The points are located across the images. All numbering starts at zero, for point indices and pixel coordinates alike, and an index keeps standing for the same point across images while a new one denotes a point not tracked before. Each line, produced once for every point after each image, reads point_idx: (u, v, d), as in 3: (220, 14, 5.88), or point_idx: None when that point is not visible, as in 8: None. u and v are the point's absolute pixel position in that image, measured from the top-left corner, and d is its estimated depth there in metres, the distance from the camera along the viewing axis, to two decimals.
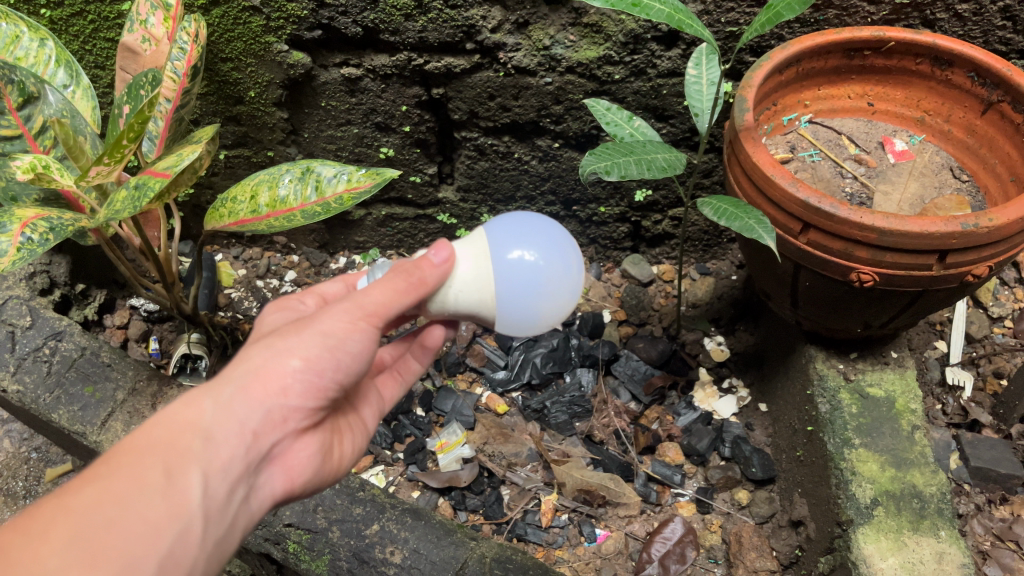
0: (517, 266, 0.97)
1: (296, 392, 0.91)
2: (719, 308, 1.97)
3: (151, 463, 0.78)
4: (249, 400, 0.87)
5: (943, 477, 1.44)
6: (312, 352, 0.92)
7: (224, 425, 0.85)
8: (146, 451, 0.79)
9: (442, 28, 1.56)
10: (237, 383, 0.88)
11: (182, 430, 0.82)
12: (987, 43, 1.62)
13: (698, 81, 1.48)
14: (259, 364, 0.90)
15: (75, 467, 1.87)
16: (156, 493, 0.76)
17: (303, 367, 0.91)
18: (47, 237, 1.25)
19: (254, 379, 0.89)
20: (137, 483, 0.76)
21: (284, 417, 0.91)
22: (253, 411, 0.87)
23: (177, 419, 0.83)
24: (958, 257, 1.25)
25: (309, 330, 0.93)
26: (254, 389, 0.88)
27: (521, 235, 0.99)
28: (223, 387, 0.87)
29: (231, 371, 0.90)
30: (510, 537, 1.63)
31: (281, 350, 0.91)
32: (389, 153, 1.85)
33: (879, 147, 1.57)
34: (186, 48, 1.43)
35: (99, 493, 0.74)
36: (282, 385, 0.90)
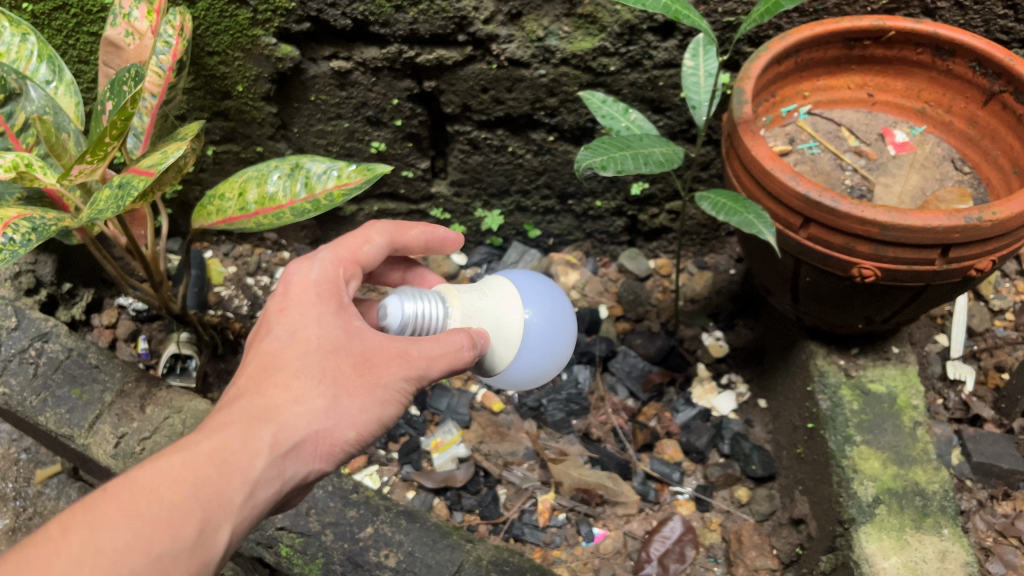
0: (531, 331, 1.08)
1: (336, 458, 0.96)
2: (717, 303, 1.95)
3: (191, 513, 0.82)
4: (295, 459, 0.92)
5: (945, 474, 1.42)
6: (366, 425, 0.96)
7: (268, 481, 0.89)
8: (189, 497, 0.83)
9: (433, 19, 1.52)
10: (291, 439, 0.92)
11: (230, 478, 0.86)
12: (988, 32, 1.59)
13: (695, 73, 1.45)
14: (319, 420, 0.93)
15: (64, 469, 1.84)
16: (185, 551, 0.81)
17: (352, 441, 0.96)
18: (29, 238, 1.22)
19: (309, 438, 0.93)
20: (171, 534, 0.81)
21: (315, 474, 0.96)
22: (297, 469, 0.92)
23: (229, 464, 0.87)
24: (961, 251, 1.23)
25: (372, 397, 0.96)
26: (305, 449, 0.93)
27: (526, 298, 1.09)
28: (280, 438, 0.91)
29: (291, 414, 0.93)
30: (506, 538, 1.61)
31: (341, 413, 0.94)
32: (380, 148, 1.82)
33: (879, 139, 1.54)
34: (172, 42, 1.39)
35: (131, 538, 0.79)
36: (326, 448, 0.94)
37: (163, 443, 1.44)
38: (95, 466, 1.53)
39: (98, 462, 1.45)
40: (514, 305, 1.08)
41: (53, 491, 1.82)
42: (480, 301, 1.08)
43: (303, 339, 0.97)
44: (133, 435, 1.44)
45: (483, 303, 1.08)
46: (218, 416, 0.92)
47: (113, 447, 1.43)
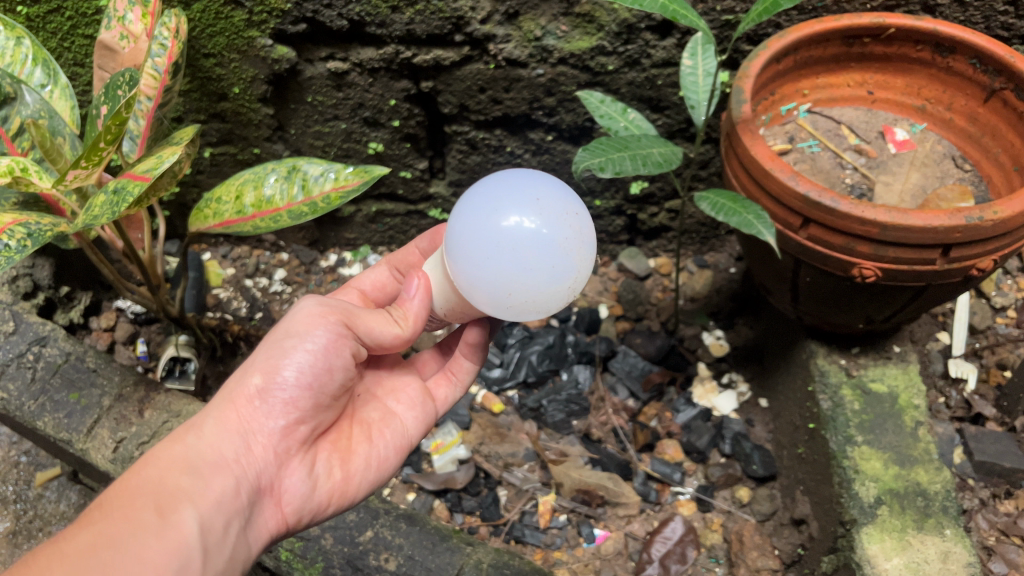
0: (488, 237, 0.93)
1: (269, 413, 1.03)
2: (717, 302, 1.94)
3: (138, 503, 0.90)
4: (222, 429, 1.01)
5: (947, 474, 1.42)
6: (271, 368, 1.04)
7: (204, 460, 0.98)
8: (134, 495, 0.92)
9: (429, 20, 1.52)
10: (211, 418, 1.02)
11: (166, 470, 0.96)
12: (989, 28, 1.57)
13: (694, 72, 1.44)
14: (228, 393, 1.05)
15: (64, 472, 1.83)
16: (151, 534, 0.87)
17: (264, 385, 1.03)
18: (24, 244, 1.21)
19: (227, 409, 1.03)
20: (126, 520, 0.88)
21: (262, 443, 1.03)
22: (229, 440, 1.01)
23: (164, 459, 0.97)
24: (962, 250, 1.22)
25: (270, 348, 1.05)
26: (228, 418, 1.02)
27: (506, 194, 0.94)
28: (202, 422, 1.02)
29: (208, 407, 1.04)
30: (507, 540, 1.60)
31: (245, 375, 1.05)
32: (378, 148, 1.81)
33: (879, 137, 1.52)
34: (167, 45, 1.37)
35: (91, 539, 0.85)
36: (255, 413, 1.03)
37: None
38: (94, 470, 1.52)
39: (97, 467, 1.45)
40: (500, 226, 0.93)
41: (53, 494, 1.82)
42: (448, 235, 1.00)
43: None
44: (131, 440, 1.44)
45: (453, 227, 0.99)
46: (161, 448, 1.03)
47: (112, 452, 1.42)
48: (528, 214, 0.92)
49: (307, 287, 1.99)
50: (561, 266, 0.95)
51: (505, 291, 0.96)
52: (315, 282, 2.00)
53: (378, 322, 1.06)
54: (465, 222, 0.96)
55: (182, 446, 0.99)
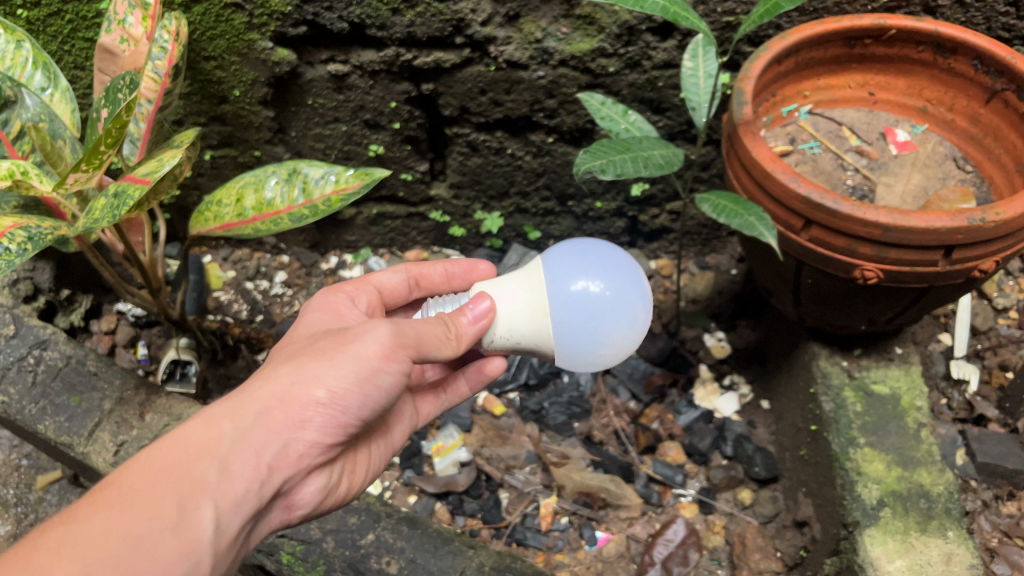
0: (564, 297, 1.03)
1: (314, 424, 0.98)
2: (719, 303, 1.93)
3: (162, 494, 0.86)
4: (268, 430, 0.95)
5: (950, 476, 1.41)
6: (340, 388, 0.97)
7: (240, 457, 0.92)
8: (159, 482, 0.87)
9: (430, 22, 1.52)
10: (259, 410, 0.96)
11: (199, 458, 0.90)
12: (990, 29, 1.57)
13: (695, 74, 1.44)
14: (285, 390, 0.97)
15: (65, 475, 1.83)
16: (167, 532, 0.84)
17: (328, 400, 0.97)
18: (25, 248, 1.21)
19: (277, 407, 0.97)
20: (148, 513, 0.84)
21: (299, 450, 0.98)
22: (271, 441, 0.95)
23: (198, 444, 0.91)
24: (964, 252, 1.22)
25: (343, 355, 0.98)
26: (275, 418, 0.96)
27: (564, 255, 1.07)
28: (246, 412, 0.95)
29: (257, 395, 0.97)
30: (509, 542, 1.60)
31: (311, 378, 0.97)
32: (378, 151, 1.81)
33: (880, 138, 1.52)
34: (167, 47, 1.38)
35: (107, 525, 0.82)
36: (302, 418, 0.97)
37: None
38: (95, 474, 1.52)
39: (98, 470, 1.45)
40: (564, 282, 1.03)
41: (54, 497, 1.81)
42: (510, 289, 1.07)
43: (281, 351, 1.06)
44: (132, 443, 1.44)
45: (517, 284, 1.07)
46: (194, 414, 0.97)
47: (113, 455, 1.42)
48: (591, 279, 1.03)
49: (308, 290, 1.99)
50: (626, 317, 1.05)
51: (592, 335, 1.03)
52: (316, 285, 2.00)
53: (439, 345, 1.01)
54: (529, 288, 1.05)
55: (221, 434, 0.93)
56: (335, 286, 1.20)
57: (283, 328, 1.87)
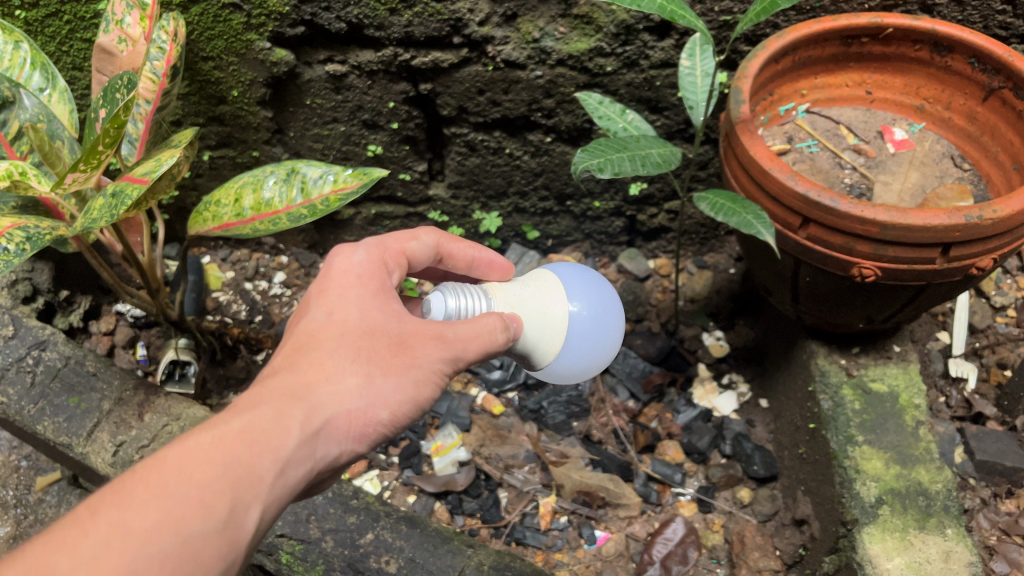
0: (578, 321, 1.05)
1: (369, 439, 0.93)
2: (717, 302, 1.94)
3: (221, 493, 0.79)
4: (330, 439, 0.89)
5: (948, 473, 1.42)
6: (401, 411, 0.94)
7: (300, 462, 0.86)
8: (216, 478, 0.80)
9: (428, 22, 1.52)
10: (324, 414, 0.89)
11: (262, 456, 0.83)
12: (987, 28, 1.57)
13: (692, 72, 1.44)
14: (354, 399, 0.91)
15: (64, 476, 1.83)
16: (217, 534, 0.78)
17: (386, 421, 0.93)
18: (23, 248, 1.21)
19: (341, 416, 0.90)
20: (205, 515, 0.77)
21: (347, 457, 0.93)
22: (329, 450, 0.90)
23: (263, 441, 0.84)
24: (961, 250, 1.22)
25: (410, 375, 0.94)
26: (339, 428, 0.90)
27: (573, 276, 1.09)
28: (312, 414, 0.88)
29: (324, 393, 0.90)
30: (508, 542, 1.60)
31: (378, 395, 0.92)
32: (377, 151, 1.81)
33: (878, 137, 1.53)
34: (166, 48, 1.39)
35: (160, 519, 0.75)
36: (361, 428, 0.92)
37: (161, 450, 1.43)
38: (94, 474, 1.52)
39: (97, 471, 1.45)
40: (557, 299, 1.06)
41: (54, 498, 1.81)
42: (523, 299, 1.06)
43: (339, 321, 0.96)
44: (131, 444, 1.44)
45: (527, 295, 1.07)
46: (253, 391, 0.89)
47: (112, 455, 1.42)
48: (573, 300, 1.06)
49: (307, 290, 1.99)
50: (616, 341, 1.11)
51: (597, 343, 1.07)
52: None
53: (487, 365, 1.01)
54: (541, 304, 1.06)
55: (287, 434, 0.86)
56: (382, 244, 1.05)
57: (282, 328, 1.87)
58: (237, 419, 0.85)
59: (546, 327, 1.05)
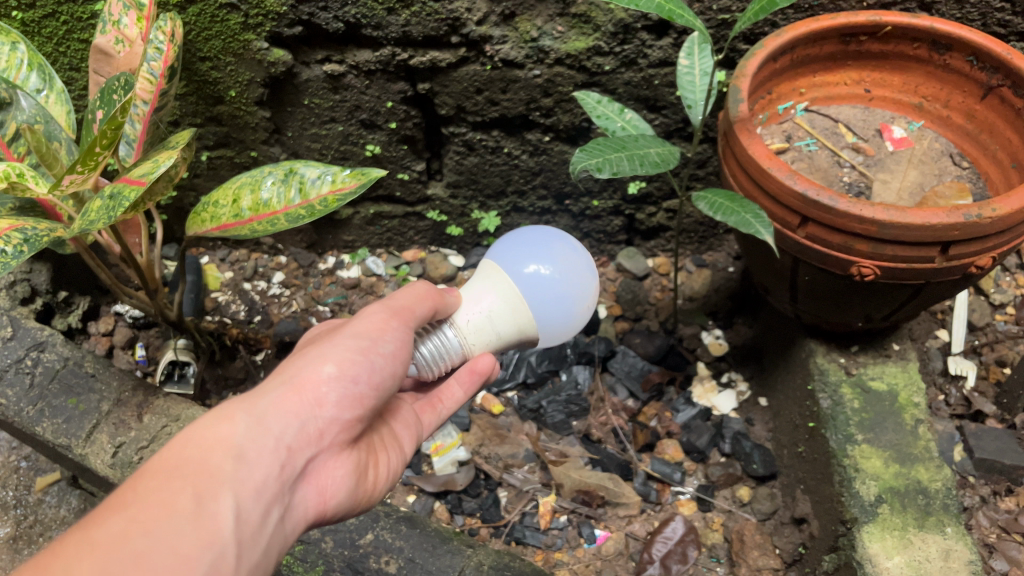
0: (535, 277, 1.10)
1: (333, 401, 0.93)
2: (716, 301, 1.94)
3: (179, 484, 0.79)
4: (284, 412, 0.90)
5: (948, 471, 1.41)
6: (348, 360, 0.95)
7: (256, 441, 0.87)
8: (173, 475, 0.80)
9: (426, 21, 1.51)
10: (270, 395, 0.91)
11: (212, 449, 0.84)
12: (985, 25, 1.57)
13: (690, 72, 1.44)
14: (295, 373, 0.94)
15: (64, 477, 1.83)
16: (188, 520, 0.76)
17: (339, 374, 0.94)
18: (21, 249, 1.21)
19: (288, 392, 0.92)
20: (167, 503, 0.77)
21: (319, 431, 0.93)
22: (288, 424, 0.90)
23: (209, 434, 0.85)
24: (961, 249, 1.22)
25: (340, 337, 0.98)
26: (290, 400, 0.91)
27: (511, 244, 1.16)
28: (256, 398, 0.90)
29: (266, 385, 0.93)
30: (508, 541, 1.60)
31: (317, 358, 0.95)
32: (375, 150, 1.81)
33: (876, 135, 1.52)
34: (163, 49, 1.37)
35: (125, 523, 0.74)
36: (317, 395, 0.93)
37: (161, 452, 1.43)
38: (94, 476, 1.52)
39: (96, 472, 1.45)
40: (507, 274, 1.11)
41: (53, 499, 1.81)
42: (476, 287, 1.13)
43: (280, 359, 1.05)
44: (130, 444, 1.44)
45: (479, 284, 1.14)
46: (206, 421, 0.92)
47: (111, 456, 1.42)
48: (530, 266, 1.10)
49: (305, 290, 1.99)
50: (580, 269, 1.14)
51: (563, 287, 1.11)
52: (313, 285, 2.00)
53: (420, 304, 1.07)
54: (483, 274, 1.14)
55: (233, 424, 0.87)
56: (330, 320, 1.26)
57: (281, 328, 1.87)
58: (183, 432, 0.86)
59: (495, 281, 1.11)
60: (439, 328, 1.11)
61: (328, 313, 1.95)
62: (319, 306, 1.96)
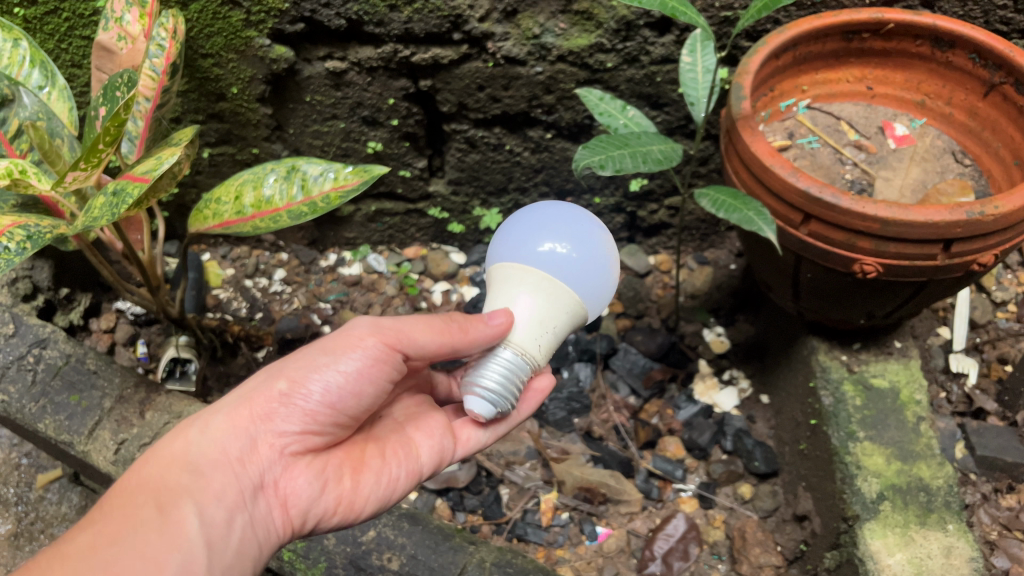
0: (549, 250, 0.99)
1: (281, 415, 1.03)
2: (718, 298, 1.94)
3: (141, 497, 0.94)
4: (235, 427, 1.02)
5: (949, 469, 1.42)
6: (297, 376, 1.04)
7: (211, 455, 0.99)
8: (138, 491, 0.95)
9: (428, 18, 1.51)
10: (227, 411, 1.03)
11: (172, 466, 0.98)
12: (988, 23, 1.57)
13: (693, 69, 1.44)
14: (251, 391, 1.05)
15: (66, 473, 1.83)
16: (148, 530, 0.90)
17: (289, 389, 1.03)
18: (24, 246, 1.21)
19: (241, 408, 1.03)
20: (127, 515, 0.91)
21: (272, 442, 1.03)
22: (238, 438, 1.01)
23: (171, 452, 1.00)
24: (963, 246, 1.22)
25: (297, 357, 1.06)
26: (240, 415, 1.03)
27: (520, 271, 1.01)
28: (213, 415, 1.03)
29: (227, 402, 1.06)
30: (510, 538, 1.60)
31: (273, 376, 1.05)
32: (377, 148, 1.81)
33: (879, 133, 1.52)
34: (165, 45, 1.37)
35: (92, 538, 0.88)
36: (269, 411, 1.03)
37: None
38: (96, 472, 1.52)
39: (98, 469, 1.45)
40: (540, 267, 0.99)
41: (55, 495, 1.82)
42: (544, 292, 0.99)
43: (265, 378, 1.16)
44: (133, 441, 1.44)
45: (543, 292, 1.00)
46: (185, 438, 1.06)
47: (114, 453, 1.42)
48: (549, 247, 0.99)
49: (306, 287, 1.99)
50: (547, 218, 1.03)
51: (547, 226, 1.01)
52: (315, 282, 2.00)
53: (423, 333, 1.05)
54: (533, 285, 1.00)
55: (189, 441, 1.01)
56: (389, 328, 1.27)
57: (283, 325, 1.87)
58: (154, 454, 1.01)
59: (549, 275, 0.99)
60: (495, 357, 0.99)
61: (329, 310, 1.95)
62: (321, 303, 1.96)
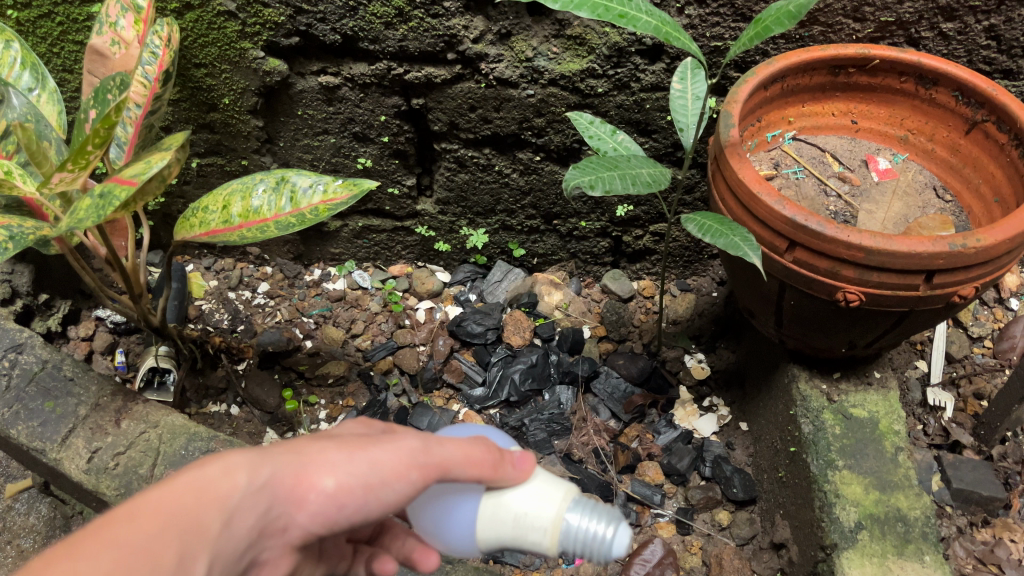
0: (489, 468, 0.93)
1: (314, 508, 0.78)
2: (699, 325, 1.96)
3: (167, 538, 0.69)
4: (270, 496, 0.76)
5: (927, 500, 1.42)
6: (353, 480, 0.79)
7: (245, 514, 0.74)
8: (165, 521, 0.70)
9: (423, 37, 1.53)
10: (273, 470, 0.78)
11: (207, 504, 0.72)
12: (971, 62, 1.61)
13: (683, 96, 1.46)
14: (304, 459, 0.79)
15: (34, 484, 1.79)
16: None
17: (334, 492, 0.79)
18: (5, 246, 1.20)
19: (288, 475, 0.78)
20: (149, 564, 0.67)
21: (284, 530, 0.78)
22: (264, 511, 0.76)
23: (208, 488, 0.73)
24: (945, 277, 1.24)
25: (363, 454, 0.81)
26: (281, 486, 0.77)
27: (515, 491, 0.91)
28: (260, 465, 0.77)
29: (275, 453, 0.80)
30: (486, 559, 1.59)
31: (328, 461, 0.80)
32: (366, 164, 1.82)
33: (862, 166, 1.56)
34: (158, 53, 1.40)
35: None
36: (310, 497, 0.78)
37: (137, 458, 1.41)
38: (67, 482, 1.49)
39: (69, 477, 1.42)
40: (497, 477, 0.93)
41: (23, 506, 1.78)
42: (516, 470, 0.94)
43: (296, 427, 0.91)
44: (107, 451, 1.42)
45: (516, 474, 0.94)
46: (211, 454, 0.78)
47: (87, 462, 1.40)
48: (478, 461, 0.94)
49: (290, 301, 1.99)
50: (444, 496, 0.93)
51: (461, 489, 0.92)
52: (299, 296, 2.00)
53: (465, 470, 0.85)
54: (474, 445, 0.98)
55: (230, 482, 0.74)
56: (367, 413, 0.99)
57: (264, 337, 1.85)
58: (184, 472, 0.75)
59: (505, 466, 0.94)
60: (572, 516, 0.86)
61: (312, 324, 1.94)
62: (304, 317, 1.96)
